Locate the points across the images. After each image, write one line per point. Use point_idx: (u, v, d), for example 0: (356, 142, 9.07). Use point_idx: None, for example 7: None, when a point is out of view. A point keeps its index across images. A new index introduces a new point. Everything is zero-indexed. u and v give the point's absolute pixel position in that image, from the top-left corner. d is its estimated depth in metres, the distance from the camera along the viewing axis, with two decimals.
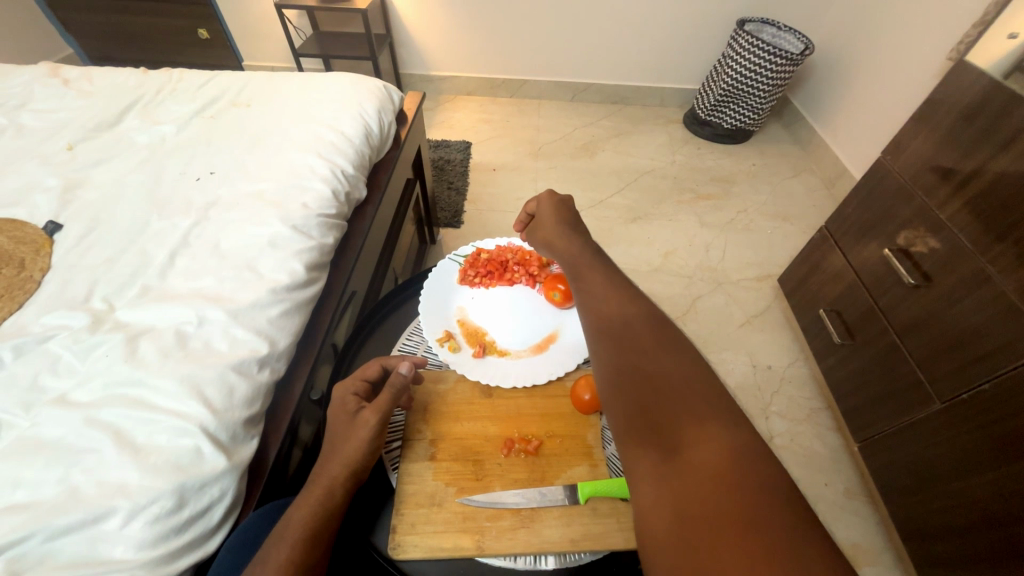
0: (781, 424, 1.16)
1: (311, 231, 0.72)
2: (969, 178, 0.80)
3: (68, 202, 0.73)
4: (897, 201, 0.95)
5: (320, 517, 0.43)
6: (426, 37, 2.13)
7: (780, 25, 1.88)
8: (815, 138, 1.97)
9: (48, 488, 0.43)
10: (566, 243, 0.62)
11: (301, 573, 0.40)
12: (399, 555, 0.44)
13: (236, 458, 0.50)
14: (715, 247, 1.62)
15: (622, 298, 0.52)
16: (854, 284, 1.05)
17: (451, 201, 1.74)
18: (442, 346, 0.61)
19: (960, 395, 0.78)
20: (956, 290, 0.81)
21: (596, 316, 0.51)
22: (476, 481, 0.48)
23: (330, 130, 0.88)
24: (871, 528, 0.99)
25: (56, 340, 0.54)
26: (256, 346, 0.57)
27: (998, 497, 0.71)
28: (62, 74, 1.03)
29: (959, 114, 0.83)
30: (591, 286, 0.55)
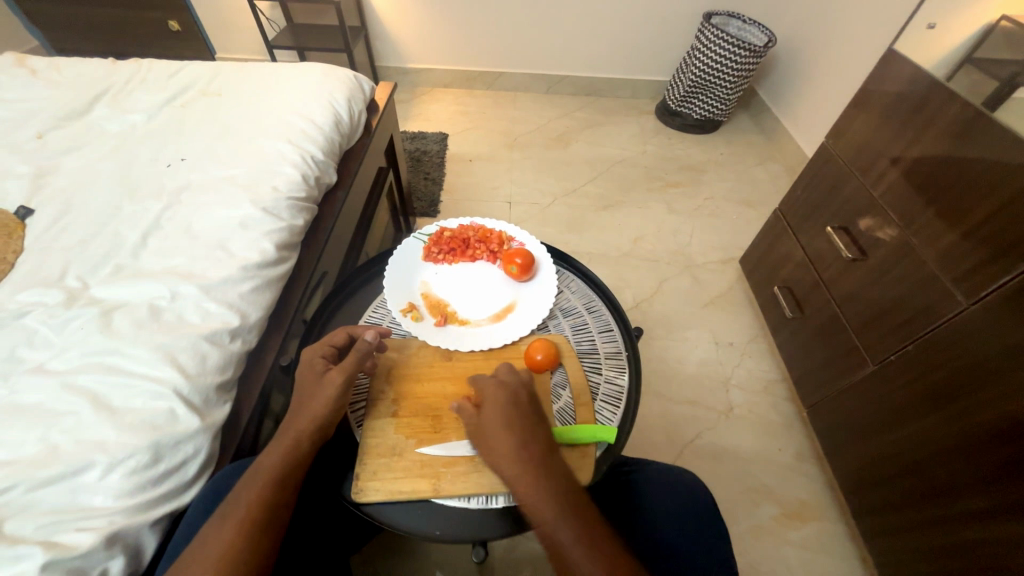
0: (741, 395, 1.23)
1: (281, 213, 0.76)
2: (898, 158, 0.87)
3: (39, 188, 0.75)
4: (839, 181, 1.02)
5: (290, 462, 0.48)
6: (402, 30, 2.15)
7: (745, 18, 1.94)
8: (779, 128, 2.05)
9: (29, 446, 0.46)
10: (503, 404, 0.51)
11: (271, 509, 0.44)
12: (362, 498, 0.49)
13: (210, 420, 0.54)
14: (683, 232, 1.68)
15: (562, 466, 0.49)
16: (803, 261, 1.12)
17: (428, 191, 1.77)
18: (405, 316, 0.65)
19: (890, 357, 0.85)
20: (887, 261, 0.88)
21: (545, 501, 0.46)
22: (434, 433, 0.53)
23: (300, 118, 0.91)
24: (819, 486, 1.07)
25: (32, 315, 0.57)
26: (228, 318, 0.61)
27: (919, 445, 0.79)
28: (28, 64, 1.03)
29: (889, 100, 0.90)
30: (538, 457, 0.48)
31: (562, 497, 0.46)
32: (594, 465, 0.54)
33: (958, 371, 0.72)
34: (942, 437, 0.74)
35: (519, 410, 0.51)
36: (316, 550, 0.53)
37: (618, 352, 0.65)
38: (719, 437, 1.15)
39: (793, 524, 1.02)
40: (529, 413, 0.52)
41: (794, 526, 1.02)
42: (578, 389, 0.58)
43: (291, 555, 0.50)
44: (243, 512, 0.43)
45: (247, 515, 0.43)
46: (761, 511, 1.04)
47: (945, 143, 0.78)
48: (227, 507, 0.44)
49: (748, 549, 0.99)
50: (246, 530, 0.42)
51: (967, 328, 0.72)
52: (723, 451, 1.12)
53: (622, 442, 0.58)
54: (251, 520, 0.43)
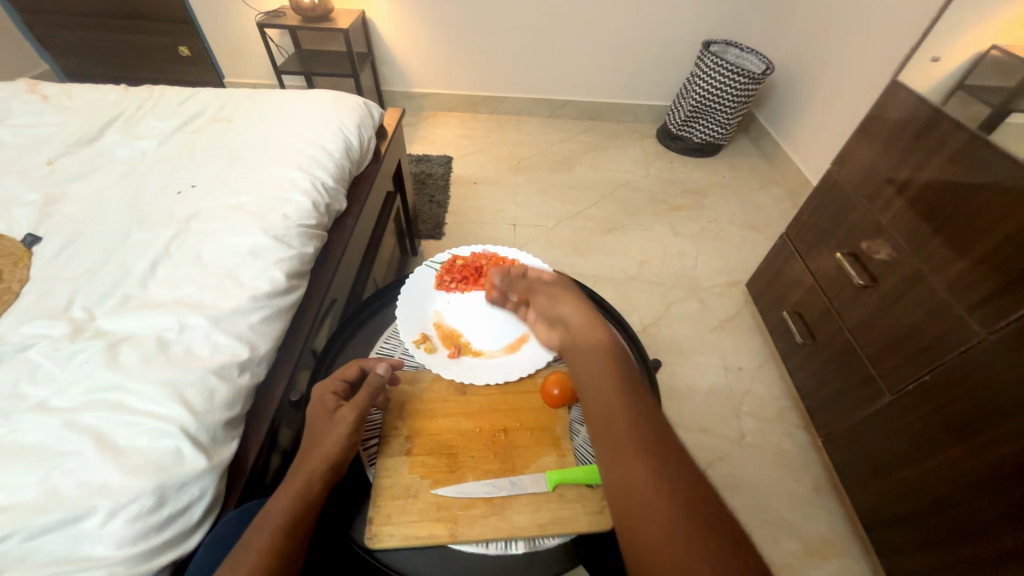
0: (753, 423, 1.21)
1: (292, 241, 0.75)
2: (907, 186, 0.87)
3: (47, 215, 0.75)
4: (846, 208, 1.02)
5: (300, 506, 0.45)
6: (408, 55, 2.19)
7: (742, 46, 2.00)
8: (780, 152, 2.08)
9: (28, 490, 0.44)
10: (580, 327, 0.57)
11: (279, 562, 0.42)
12: (376, 544, 0.47)
13: (216, 459, 0.52)
14: (688, 255, 1.68)
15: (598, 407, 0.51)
16: (813, 287, 1.12)
17: (433, 214, 1.78)
18: (418, 348, 0.63)
19: (907, 386, 0.84)
20: (898, 288, 0.88)
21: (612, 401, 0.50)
22: (450, 473, 0.51)
23: (311, 145, 0.92)
24: (838, 521, 1.04)
25: (36, 348, 0.55)
26: (237, 350, 0.59)
27: (944, 480, 0.76)
28: (40, 90, 1.04)
29: (894, 128, 0.91)
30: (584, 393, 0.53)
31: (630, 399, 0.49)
32: None
33: (981, 402, 0.71)
34: (969, 471, 0.72)
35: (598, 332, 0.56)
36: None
37: None
38: (733, 467, 1.12)
39: (813, 560, 0.99)
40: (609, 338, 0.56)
41: (814, 563, 0.98)
42: None
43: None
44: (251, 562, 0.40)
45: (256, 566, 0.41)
46: (779, 546, 1.00)
47: (951, 173, 0.79)
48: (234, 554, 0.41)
49: None
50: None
51: (987, 359, 0.71)
52: (738, 482, 1.10)
53: None
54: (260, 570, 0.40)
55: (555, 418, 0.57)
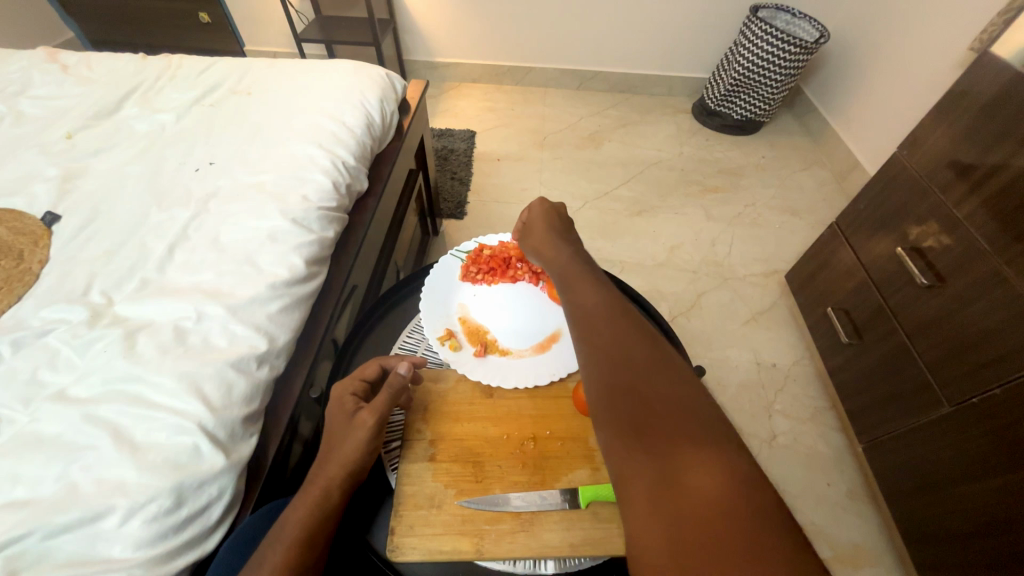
0: (785, 422, 1.15)
1: (311, 224, 0.71)
2: (990, 176, 0.77)
3: (66, 192, 0.73)
4: (912, 198, 0.92)
5: (318, 517, 0.43)
6: (431, 22, 2.09)
7: (795, 12, 1.82)
8: (828, 130, 1.92)
9: (48, 485, 0.43)
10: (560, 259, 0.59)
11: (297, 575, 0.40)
12: (398, 557, 0.44)
13: (235, 456, 0.50)
14: (721, 241, 1.59)
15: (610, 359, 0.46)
16: (864, 282, 1.03)
17: (454, 192, 1.72)
18: (442, 345, 0.60)
19: (970, 399, 0.77)
20: (969, 290, 0.79)
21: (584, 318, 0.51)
22: (475, 483, 0.48)
23: (331, 120, 0.87)
24: (874, 529, 0.99)
25: (55, 334, 0.54)
26: (256, 342, 0.57)
27: (1007, 502, 0.70)
28: (60, 59, 1.01)
29: (981, 108, 0.80)
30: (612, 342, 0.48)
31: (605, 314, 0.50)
32: None
33: None
34: None
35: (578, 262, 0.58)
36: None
37: None
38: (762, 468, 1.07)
39: (844, 568, 0.95)
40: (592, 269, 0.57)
41: (845, 571, 0.94)
42: None
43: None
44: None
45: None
46: None
47: None
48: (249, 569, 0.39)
49: None
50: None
51: None
52: None
53: None
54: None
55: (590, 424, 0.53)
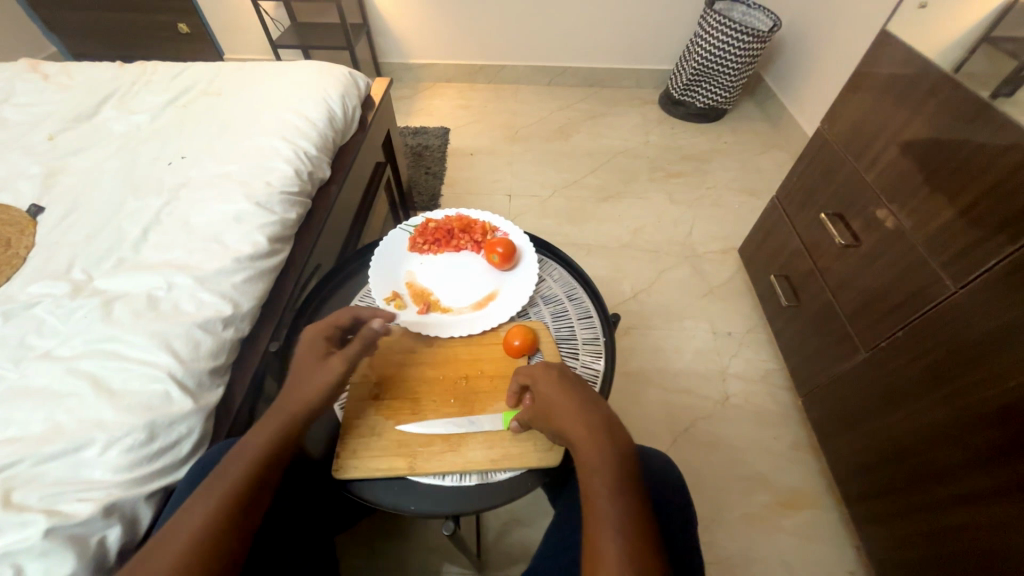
0: (738, 384, 1.23)
1: (274, 207, 0.78)
2: (890, 142, 0.86)
3: (50, 187, 0.80)
4: (833, 167, 1.00)
5: (273, 446, 0.50)
6: (402, 25, 2.16)
7: (749, 3, 1.91)
8: (785, 114, 2.01)
9: (36, 424, 0.50)
10: (559, 393, 0.51)
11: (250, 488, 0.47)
12: (341, 475, 0.52)
13: (203, 402, 0.57)
14: (684, 222, 1.67)
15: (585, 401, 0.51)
16: (799, 249, 1.12)
17: (428, 185, 1.79)
18: (389, 305, 0.67)
19: (881, 343, 0.85)
20: (878, 247, 0.87)
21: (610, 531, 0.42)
22: (412, 414, 0.56)
23: (294, 115, 0.94)
24: (813, 474, 1.07)
25: (41, 306, 0.61)
26: (221, 307, 0.64)
27: (914, 431, 0.78)
28: (41, 69, 1.08)
29: (881, 83, 0.88)
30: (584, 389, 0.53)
31: (618, 481, 0.45)
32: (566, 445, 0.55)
33: (949, 355, 0.72)
34: (935, 421, 0.74)
35: (580, 399, 0.51)
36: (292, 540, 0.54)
37: (595, 338, 0.66)
38: (714, 426, 1.15)
39: (786, 511, 1.02)
40: (602, 408, 0.51)
41: (787, 513, 1.02)
42: None
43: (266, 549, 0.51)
44: (223, 490, 0.46)
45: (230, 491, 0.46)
46: (754, 498, 1.04)
47: (936, 126, 0.77)
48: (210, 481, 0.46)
49: (738, 534, 1.00)
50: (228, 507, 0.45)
51: (957, 312, 0.71)
52: (718, 439, 1.13)
53: None
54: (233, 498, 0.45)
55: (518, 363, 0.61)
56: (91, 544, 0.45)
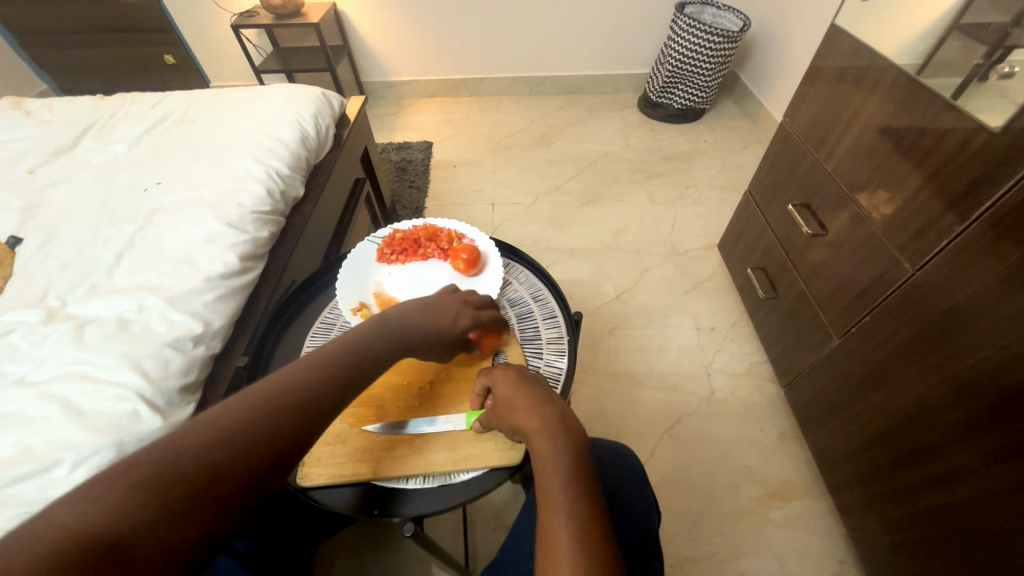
0: (723, 379, 1.23)
1: (246, 226, 0.80)
2: (845, 133, 0.88)
3: (28, 218, 0.82)
4: (797, 158, 1.02)
5: (232, 445, 0.40)
6: (382, 44, 2.21)
7: (719, 5, 1.95)
8: (762, 111, 2.04)
9: (6, 448, 0.51)
10: (513, 391, 0.53)
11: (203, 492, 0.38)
12: (305, 482, 0.53)
13: (173, 419, 0.58)
14: (666, 221, 1.69)
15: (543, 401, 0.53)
16: (772, 241, 1.13)
17: (412, 199, 1.82)
18: (355, 316, 0.68)
19: (851, 329, 0.86)
20: (842, 235, 0.89)
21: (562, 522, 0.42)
22: (377, 420, 0.57)
23: (267, 137, 0.96)
24: (802, 464, 1.07)
25: (15, 333, 0.63)
26: (192, 326, 0.65)
27: (887, 415, 0.79)
28: (24, 106, 1.12)
29: (835, 75, 0.90)
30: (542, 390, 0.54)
31: (569, 469, 0.46)
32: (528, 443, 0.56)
33: (914, 335, 0.73)
34: (907, 402, 0.74)
35: (534, 396, 0.53)
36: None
37: (560, 337, 0.67)
38: (700, 421, 1.16)
39: (776, 503, 1.02)
40: (556, 403, 0.53)
41: (776, 505, 1.02)
42: None
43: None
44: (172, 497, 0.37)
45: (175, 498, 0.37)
46: (743, 492, 1.04)
47: (882, 114, 0.79)
48: (146, 491, 0.36)
49: (728, 529, 0.99)
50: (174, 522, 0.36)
51: (918, 293, 0.72)
52: (705, 436, 1.13)
53: None
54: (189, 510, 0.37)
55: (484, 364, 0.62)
56: None
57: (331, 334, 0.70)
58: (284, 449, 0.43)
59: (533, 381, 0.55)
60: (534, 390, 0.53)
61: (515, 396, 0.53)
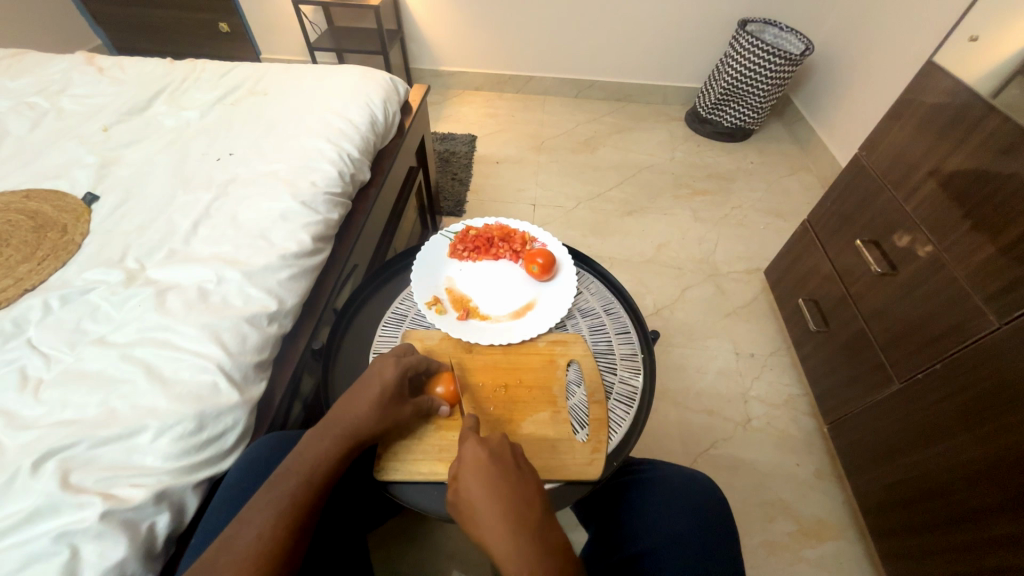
0: (761, 407, 1.21)
1: (318, 207, 0.80)
2: (932, 174, 0.85)
3: (103, 176, 0.82)
4: (871, 195, 1.00)
5: (294, 505, 0.48)
6: (436, 32, 2.20)
7: (782, 25, 1.91)
8: (814, 137, 2.00)
9: (92, 408, 0.51)
10: (482, 466, 0.49)
11: (276, 546, 0.45)
12: (384, 477, 0.56)
13: (247, 396, 0.58)
14: (708, 240, 1.67)
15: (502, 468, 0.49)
16: (831, 274, 1.11)
17: (454, 191, 1.81)
18: (430, 309, 0.71)
19: (917, 375, 0.84)
20: (916, 278, 0.87)
21: None
22: (453, 421, 0.60)
23: (338, 118, 0.96)
24: (838, 504, 1.06)
25: (96, 292, 0.63)
26: (267, 302, 0.65)
27: (947, 469, 0.77)
28: (96, 62, 1.12)
29: (926, 113, 0.88)
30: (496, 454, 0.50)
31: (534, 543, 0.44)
32: (604, 460, 0.58)
33: (988, 393, 0.71)
34: (975, 459, 0.72)
35: (502, 471, 0.49)
36: (336, 547, 0.58)
37: (633, 354, 0.69)
38: (735, 449, 1.14)
39: (809, 541, 1.01)
40: (526, 478, 0.49)
41: (809, 543, 1.01)
42: (591, 387, 0.64)
43: (319, 549, 0.56)
44: (253, 556, 0.43)
45: (257, 556, 0.44)
46: (776, 526, 1.03)
47: (978, 160, 0.77)
48: (244, 552, 0.43)
49: (760, 562, 0.98)
50: (259, 568, 0.43)
51: (997, 349, 0.70)
52: (740, 463, 1.12)
53: (631, 443, 0.62)
54: (264, 556, 0.44)
55: (556, 376, 0.64)
56: (141, 530, 0.46)
57: (404, 326, 0.72)
58: (325, 487, 0.51)
59: (493, 446, 0.51)
60: (496, 461, 0.49)
61: (478, 467, 0.49)
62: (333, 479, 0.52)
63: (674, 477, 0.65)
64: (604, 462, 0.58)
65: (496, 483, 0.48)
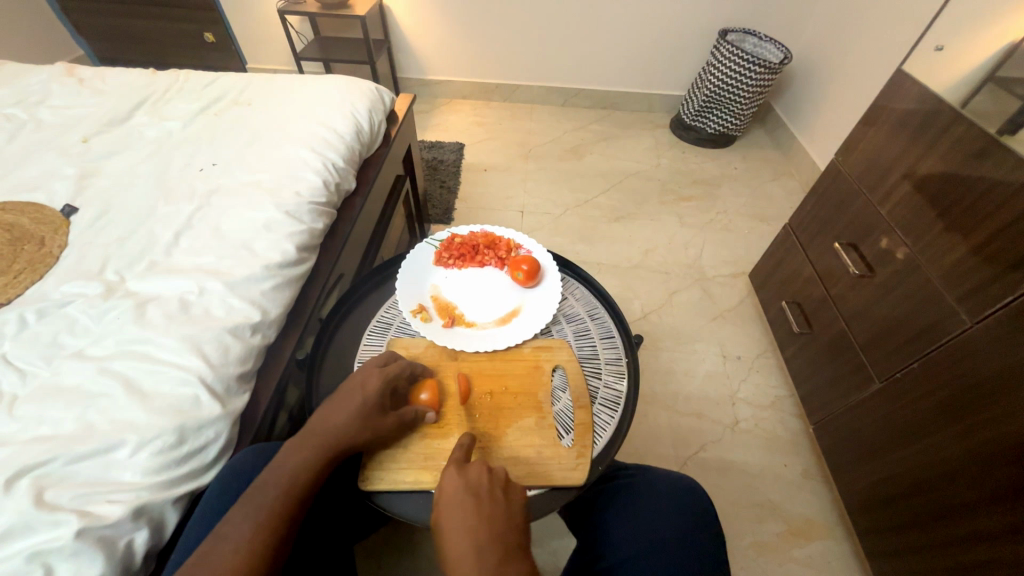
0: (748, 409, 1.23)
1: (303, 216, 0.80)
2: (904, 178, 0.88)
3: (83, 187, 0.81)
4: (848, 199, 1.02)
5: (273, 518, 0.47)
6: (423, 42, 2.22)
7: (761, 35, 1.96)
8: (795, 143, 2.05)
9: (68, 423, 0.50)
10: (455, 496, 0.48)
11: (257, 559, 0.44)
12: (368, 486, 0.56)
13: (229, 407, 0.57)
14: (694, 245, 1.69)
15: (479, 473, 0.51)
16: (812, 277, 1.13)
17: (443, 199, 1.82)
18: (415, 317, 0.71)
19: (896, 374, 0.86)
20: (893, 280, 0.89)
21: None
22: (438, 428, 0.60)
23: (323, 127, 0.96)
24: (825, 504, 1.07)
25: (74, 305, 0.62)
26: (250, 313, 0.65)
27: (928, 466, 0.78)
28: (77, 73, 1.11)
29: (897, 120, 0.90)
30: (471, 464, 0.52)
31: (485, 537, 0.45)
32: (590, 465, 0.58)
33: (964, 389, 0.73)
34: (954, 456, 0.74)
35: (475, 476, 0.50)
36: (321, 555, 0.57)
37: (618, 358, 0.70)
38: (724, 451, 1.15)
39: (797, 541, 1.02)
40: (499, 509, 0.48)
41: (798, 543, 1.01)
42: (576, 392, 0.64)
43: (302, 560, 0.55)
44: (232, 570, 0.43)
45: (237, 570, 0.43)
46: (765, 526, 1.04)
47: (947, 165, 0.80)
48: (221, 566, 0.43)
49: (749, 563, 0.98)
50: None
51: (971, 347, 0.72)
52: (729, 465, 1.12)
53: (617, 446, 0.62)
54: (242, 571, 0.43)
55: (541, 382, 0.65)
56: (118, 547, 0.45)
57: (389, 335, 0.72)
58: (307, 500, 0.50)
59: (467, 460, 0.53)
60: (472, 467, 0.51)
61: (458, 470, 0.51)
62: (315, 490, 0.51)
63: (661, 481, 0.65)
64: (590, 467, 0.58)
65: (469, 482, 0.50)
